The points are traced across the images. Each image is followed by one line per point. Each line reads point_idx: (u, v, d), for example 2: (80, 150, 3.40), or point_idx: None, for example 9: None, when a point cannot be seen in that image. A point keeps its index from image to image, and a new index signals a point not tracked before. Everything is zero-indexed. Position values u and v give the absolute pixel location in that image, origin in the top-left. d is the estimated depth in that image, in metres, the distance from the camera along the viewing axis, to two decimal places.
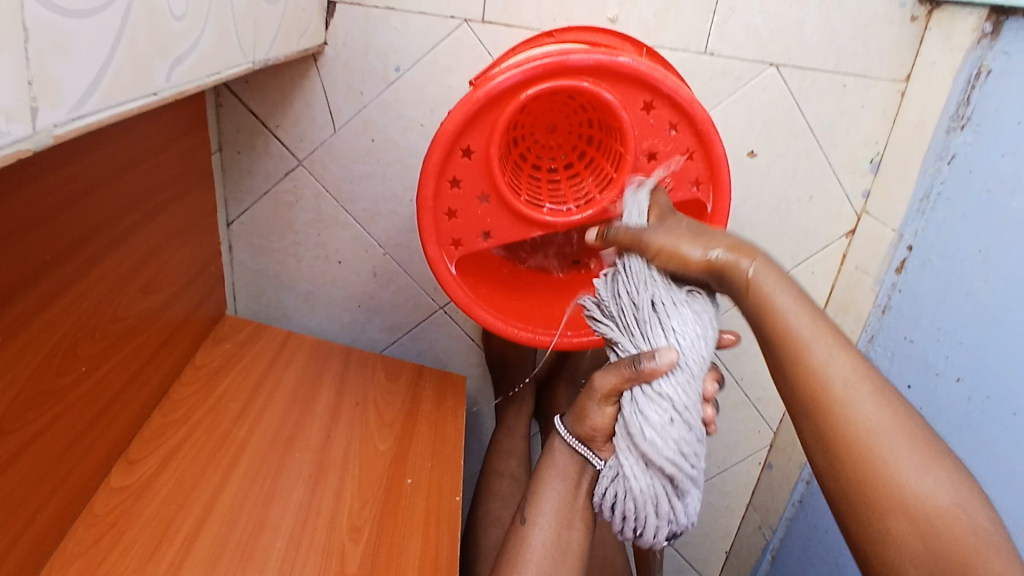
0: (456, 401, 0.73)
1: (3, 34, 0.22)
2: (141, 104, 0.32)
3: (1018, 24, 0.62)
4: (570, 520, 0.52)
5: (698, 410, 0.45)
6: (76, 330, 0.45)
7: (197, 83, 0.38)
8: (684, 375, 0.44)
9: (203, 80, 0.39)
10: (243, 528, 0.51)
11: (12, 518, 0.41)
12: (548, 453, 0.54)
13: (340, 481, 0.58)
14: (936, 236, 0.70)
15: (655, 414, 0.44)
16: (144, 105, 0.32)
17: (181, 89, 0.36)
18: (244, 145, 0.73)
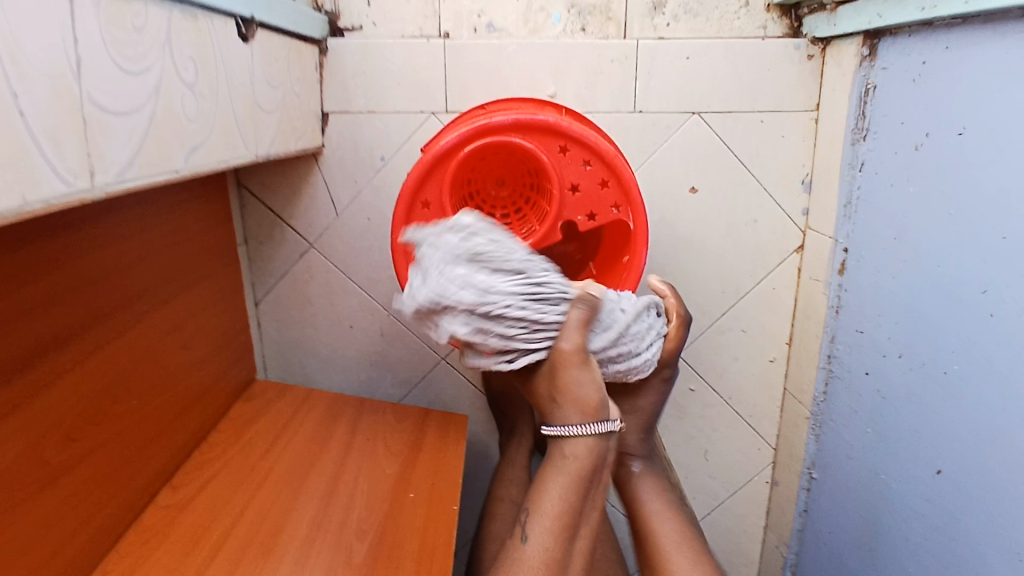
0: (457, 434, 0.82)
1: (71, 124, 0.36)
2: (165, 178, 0.46)
3: (889, 43, 0.73)
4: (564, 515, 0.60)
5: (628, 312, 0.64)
6: (127, 368, 0.57)
7: (209, 166, 0.53)
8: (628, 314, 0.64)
9: (214, 164, 0.54)
10: (265, 534, 0.60)
11: (82, 510, 0.51)
12: (557, 451, 0.62)
13: (351, 496, 0.67)
14: (861, 234, 0.78)
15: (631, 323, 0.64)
16: (167, 179, 0.47)
17: (197, 169, 0.51)
18: (265, 236, 0.89)
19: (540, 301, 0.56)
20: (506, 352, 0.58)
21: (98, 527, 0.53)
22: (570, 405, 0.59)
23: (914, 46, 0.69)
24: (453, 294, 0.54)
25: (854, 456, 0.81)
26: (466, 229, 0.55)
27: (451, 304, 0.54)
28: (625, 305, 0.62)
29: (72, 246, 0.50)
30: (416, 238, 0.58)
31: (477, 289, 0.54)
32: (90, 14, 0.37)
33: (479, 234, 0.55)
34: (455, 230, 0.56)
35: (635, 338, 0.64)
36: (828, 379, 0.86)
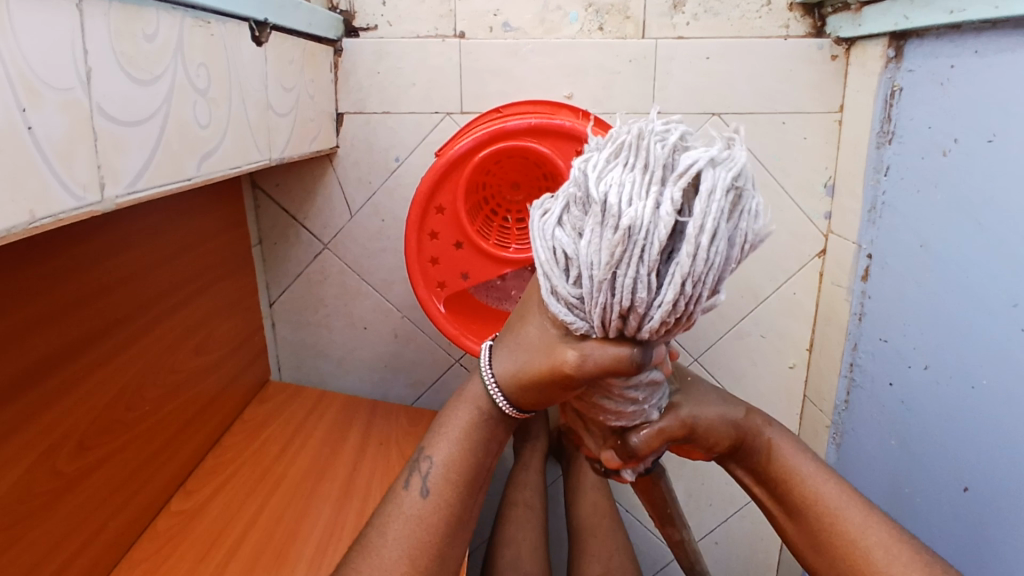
0: None
1: (81, 136, 0.35)
2: (177, 187, 0.46)
3: (915, 45, 0.71)
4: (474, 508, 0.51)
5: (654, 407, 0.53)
6: (141, 375, 0.57)
7: (221, 173, 0.52)
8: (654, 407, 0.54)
9: (227, 171, 0.53)
10: (278, 540, 0.60)
11: (96, 517, 0.51)
12: (456, 398, 0.55)
13: (365, 500, 0.67)
14: (886, 240, 0.76)
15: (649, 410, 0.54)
16: (179, 187, 0.46)
17: (209, 176, 0.50)
18: (279, 237, 0.88)
19: (662, 275, 0.39)
20: (575, 284, 0.43)
21: (112, 533, 0.53)
22: (521, 385, 0.51)
23: (941, 49, 0.67)
24: (598, 184, 0.40)
25: (875, 466, 0.79)
26: (679, 142, 0.40)
27: (584, 188, 0.41)
28: (648, 400, 0.51)
29: (86, 253, 0.50)
30: (648, 118, 0.42)
31: (617, 202, 0.38)
32: (101, 25, 0.37)
33: (715, 187, 0.37)
34: (722, 164, 0.38)
35: (628, 417, 0.52)
36: (850, 387, 0.84)
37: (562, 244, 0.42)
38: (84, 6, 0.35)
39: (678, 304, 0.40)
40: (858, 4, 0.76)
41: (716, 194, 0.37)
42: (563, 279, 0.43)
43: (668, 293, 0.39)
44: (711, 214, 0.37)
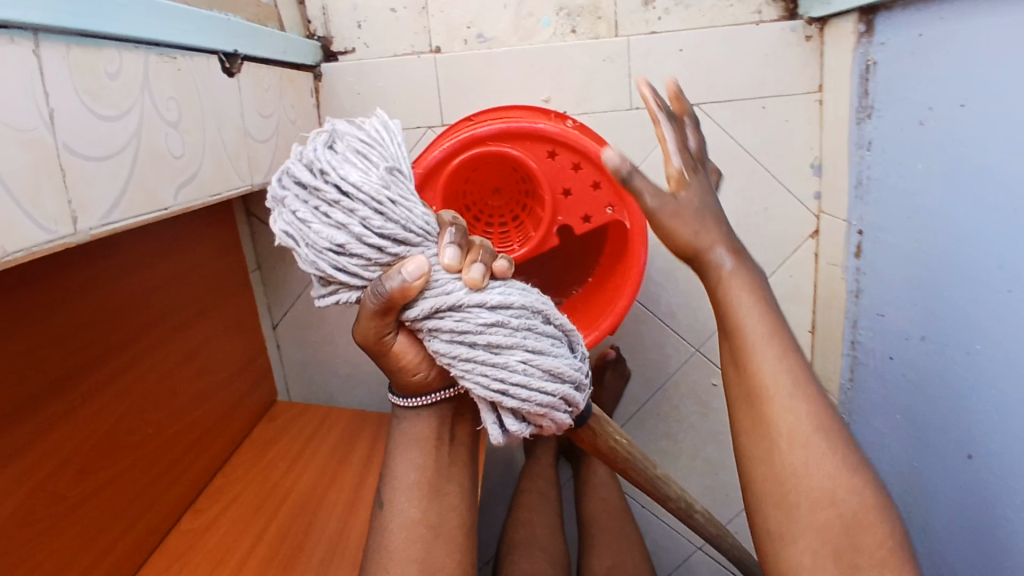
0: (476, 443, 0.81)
1: (50, 171, 0.38)
2: (154, 216, 0.48)
3: (886, 18, 0.71)
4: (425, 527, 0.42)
5: (553, 340, 0.43)
6: (143, 398, 0.59)
7: (200, 200, 0.54)
8: (552, 340, 0.43)
9: (205, 199, 0.55)
10: (283, 554, 0.61)
11: (103, 535, 0.53)
12: (393, 428, 0.55)
13: (370, 510, 0.67)
14: (874, 214, 0.76)
15: (555, 348, 0.43)
16: (156, 217, 0.48)
17: (187, 205, 0.52)
18: (277, 260, 0.91)
19: (399, 205, 0.41)
20: (383, 251, 0.41)
21: (118, 554, 0.55)
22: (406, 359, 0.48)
23: (910, 19, 0.67)
24: (324, 168, 0.40)
25: (885, 444, 0.78)
26: (326, 141, 0.42)
27: (310, 179, 0.40)
28: (524, 319, 0.42)
29: (79, 284, 0.52)
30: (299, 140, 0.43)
31: (343, 172, 0.40)
32: (62, 68, 0.39)
33: (336, 151, 0.41)
34: (360, 135, 0.43)
35: (499, 368, 0.42)
36: (854, 366, 0.83)
37: (328, 239, 0.40)
38: (44, 50, 0.38)
39: (411, 237, 0.42)
40: None
41: (316, 156, 0.41)
42: (359, 251, 0.40)
43: (401, 225, 0.41)
44: (348, 168, 0.40)
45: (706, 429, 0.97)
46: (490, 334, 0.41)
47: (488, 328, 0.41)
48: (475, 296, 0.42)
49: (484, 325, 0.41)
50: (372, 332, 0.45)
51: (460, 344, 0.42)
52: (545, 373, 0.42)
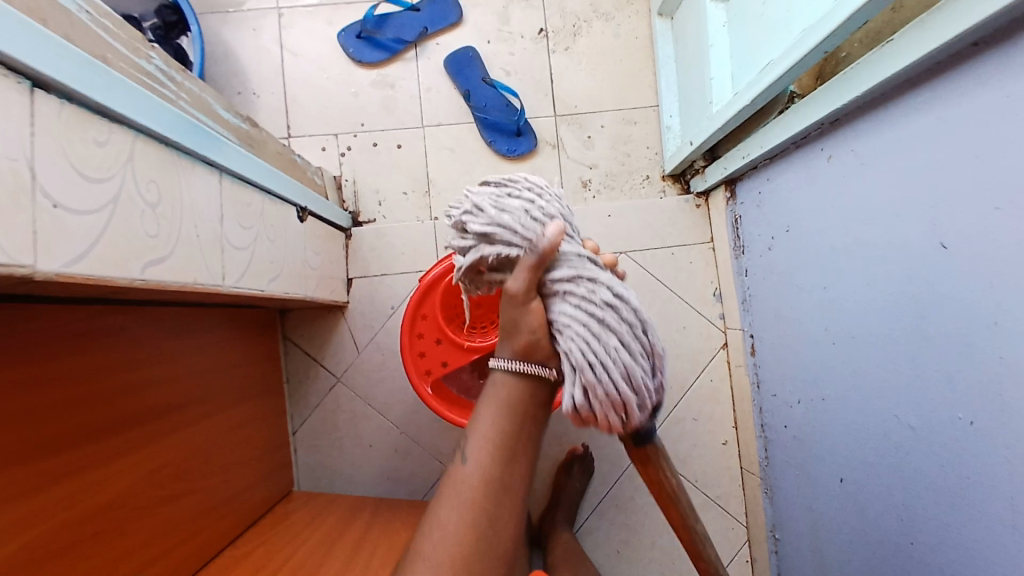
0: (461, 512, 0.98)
1: (219, 244, 0.65)
2: (256, 291, 0.74)
3: (742, 184, 1.02)
4: (512, 458, 0.57)
5: (642, 345, 0.54)
6: (206, 443, 0.79)
7: (279, 292, 0.81)
8: (643, 345, 0.54)
9: (281, 292, 0.82)
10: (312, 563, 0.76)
11: (181, 528, 0.70)
12: None
13: (377, 545, 0.83)
14: (757, 321, 1.03)
15: (641, 349, 0.54)
16: (258, 292, 0.74)
17: (272, 292, 0.79)
18: (302, 376, 1.13)
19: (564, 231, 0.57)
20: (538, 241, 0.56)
21: (187, 550, 0.71)
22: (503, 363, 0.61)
23: (754, 182, 0.98)
24: (525, 187, 0.58)
25: (796, 501, 0.96)
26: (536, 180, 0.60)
27: (508, 186, 0.59)
28: (632, 322, 0.54)
29: (183, 346, 0.76)
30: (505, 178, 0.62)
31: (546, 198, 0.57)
32: (229, 193, 0.69)
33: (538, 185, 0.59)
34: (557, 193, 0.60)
35: (597, 341, 0.52)
36: (767, 444, 1.04)
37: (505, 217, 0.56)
38: (224, 181, 0.67)
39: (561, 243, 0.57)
40: (700, 169, 1.11)
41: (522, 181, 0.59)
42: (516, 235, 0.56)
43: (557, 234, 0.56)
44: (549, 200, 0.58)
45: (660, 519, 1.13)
46: (602, 309, 0.53)
47: (607, 307, 0.53)
48: (609, 286, 0.54)
49: (605, 303, 0.53)
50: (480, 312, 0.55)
51: (579, 310, 0.53)
52: (627, 362, 0.52)
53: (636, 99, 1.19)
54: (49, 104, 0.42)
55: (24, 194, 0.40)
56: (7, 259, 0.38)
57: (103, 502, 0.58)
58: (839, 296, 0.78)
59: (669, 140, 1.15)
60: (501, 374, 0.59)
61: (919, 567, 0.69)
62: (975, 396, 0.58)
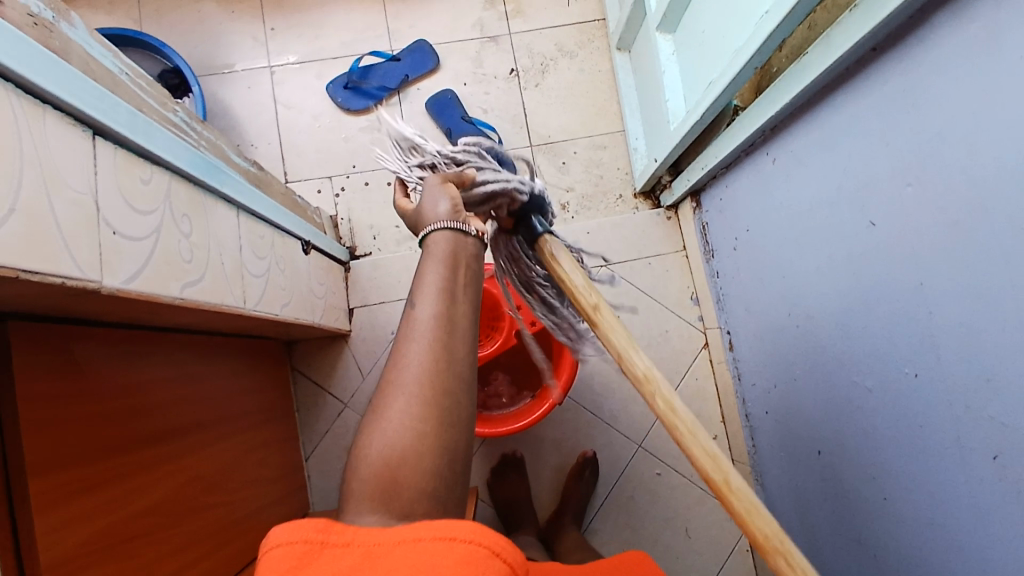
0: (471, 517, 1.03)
1: (240, 269, 0.73)
2: (271, 315, 0.82)
3: (705, 195, 1.12)
4: (453, 296, 0.55)
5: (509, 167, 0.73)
6: (229, 461, 0.85)
7: (290, 316, 0.89)
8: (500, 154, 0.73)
9: (292, 317, 0.89)
10: None
11: (211, 537, 0.76)
12: None
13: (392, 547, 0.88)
14: (731, 317, 1.12)
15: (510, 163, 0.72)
16: (272, 316, 0.82)
17: (284, 316, 0.86)
18: (312, 404, 1.20)
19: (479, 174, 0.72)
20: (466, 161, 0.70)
21: (217, 558, 0.76)
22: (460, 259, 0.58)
23: (714, 191, 1.08)
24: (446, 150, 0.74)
25: (784, 480, 1.02)
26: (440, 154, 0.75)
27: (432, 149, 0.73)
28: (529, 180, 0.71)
29: (204, 370, 0.83)
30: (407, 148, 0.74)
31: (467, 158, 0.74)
32: (246, 227, 0.77)
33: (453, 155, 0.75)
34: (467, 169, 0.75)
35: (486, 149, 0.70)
36: (752, 433, 1.11)
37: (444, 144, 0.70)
38: (240, 216, 0.76)
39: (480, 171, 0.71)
40: (667, 184, 1.21)
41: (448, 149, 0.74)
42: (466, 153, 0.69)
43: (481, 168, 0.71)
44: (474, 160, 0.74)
45: (660, 515, 1.18)
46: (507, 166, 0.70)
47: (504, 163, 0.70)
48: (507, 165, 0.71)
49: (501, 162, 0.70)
50: (429, 222, 0.60)
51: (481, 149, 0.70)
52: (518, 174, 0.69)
53: (605, 126, 1.30)
54: (105, 146, 0.51)
55: (93, 222, 0.48)
56: (82, 276, 0.46)
57: (147, 507, 0.64)
58: (798, 281, 0.87)
59: (637, 160, 1.25)
60: (439, 236, 0.58)
61: (892, 518, 0.75)
62: (915, 351, 0.66)
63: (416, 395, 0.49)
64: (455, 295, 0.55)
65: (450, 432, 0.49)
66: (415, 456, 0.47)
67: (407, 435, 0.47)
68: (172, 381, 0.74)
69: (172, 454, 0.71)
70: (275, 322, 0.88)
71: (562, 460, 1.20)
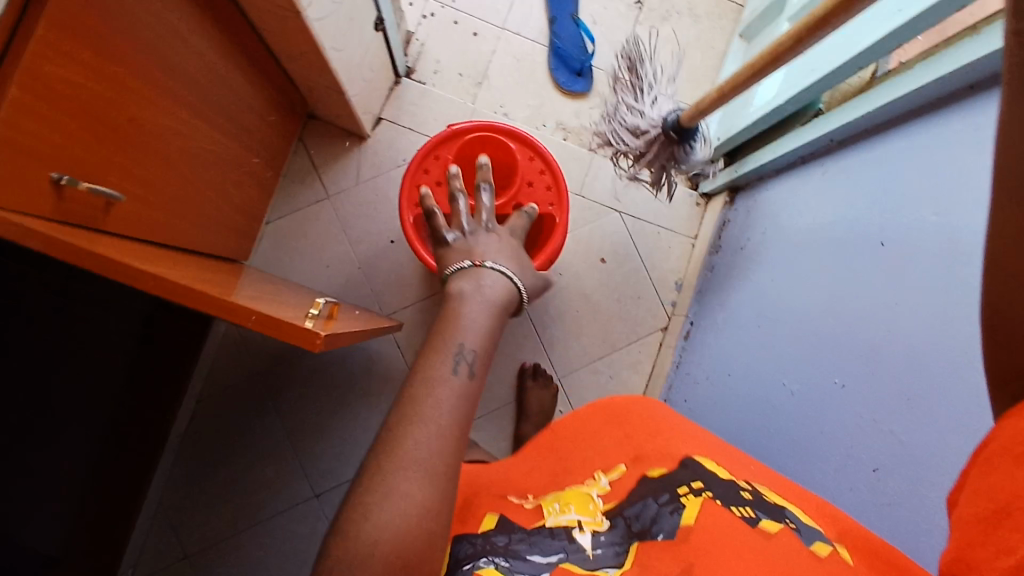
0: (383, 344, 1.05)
1: None
2: (321, 42, 0.82)
3: (742, 195, 1.14)
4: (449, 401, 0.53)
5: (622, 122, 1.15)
6: (211, 153, 0.86)
7: (334, 61, 0.89)
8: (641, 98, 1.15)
9: (334, 64, 0.90)
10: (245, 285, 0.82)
11: (161, 197, 0.77)
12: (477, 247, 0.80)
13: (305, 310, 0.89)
14: (702, 309, 1.14)
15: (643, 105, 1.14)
16: (320, 44, 0.83)
17: (329, 56, 0.87)
18: (299, 179, 1.20)
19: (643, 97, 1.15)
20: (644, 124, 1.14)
21: (155, 216, 0.77)
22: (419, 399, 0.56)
23: (753, 191, 1.10)
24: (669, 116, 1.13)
25: None
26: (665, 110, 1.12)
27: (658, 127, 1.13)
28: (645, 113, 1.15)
29: (234, 59, 0.83)
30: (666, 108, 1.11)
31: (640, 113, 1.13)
32: None
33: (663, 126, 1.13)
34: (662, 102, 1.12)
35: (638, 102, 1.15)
36: (660, 418, 1.14)
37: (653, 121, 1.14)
38: None
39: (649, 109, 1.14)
40: (715, 172, 1.22)
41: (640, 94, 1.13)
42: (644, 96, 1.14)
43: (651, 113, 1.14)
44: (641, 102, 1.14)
45: None
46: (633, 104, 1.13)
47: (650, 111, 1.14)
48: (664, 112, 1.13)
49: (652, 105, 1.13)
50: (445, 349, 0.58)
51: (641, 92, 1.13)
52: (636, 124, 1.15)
53: (689, 96, 1.31)
54: None
55: None
56: None
57: (127, 112, 0.65)
58: (783, 287, 0.89)
59: None
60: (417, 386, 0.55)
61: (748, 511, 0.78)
62: (849, 367, 0.69)
63: (421, 468, 0.49)
64: (467, 404, 0.55)
65: (440, 491, 0.49)
66: (404, 543, 0.46)
67: (411, 512, 0.47)
68: (203, 34, 0.74)
69: (168, 90, 0.71)
70: (317, 56, 0.87)
71: None
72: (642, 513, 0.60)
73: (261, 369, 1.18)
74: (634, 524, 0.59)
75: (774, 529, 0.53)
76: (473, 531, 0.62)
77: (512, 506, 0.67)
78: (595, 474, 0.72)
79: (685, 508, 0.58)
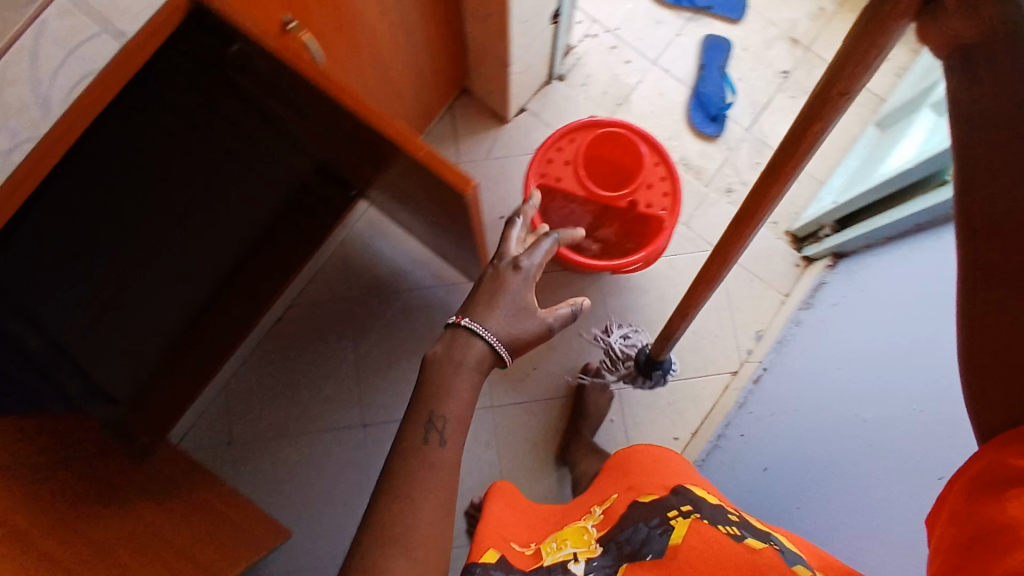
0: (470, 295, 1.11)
1: None
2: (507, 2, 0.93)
3: (844, 259, 1.17)
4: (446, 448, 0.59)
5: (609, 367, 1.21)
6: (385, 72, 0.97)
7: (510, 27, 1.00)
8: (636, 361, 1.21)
9: (509, 30, 1.01)
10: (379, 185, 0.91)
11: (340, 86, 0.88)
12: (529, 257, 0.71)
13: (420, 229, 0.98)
14: (777, 356, 1.16)
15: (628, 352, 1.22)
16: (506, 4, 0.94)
17: (508, 19, 0.98)
18: (437, 140, 1.31)
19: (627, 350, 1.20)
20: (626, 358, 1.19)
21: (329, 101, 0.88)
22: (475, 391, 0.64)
23: (857, 255, 1.13)
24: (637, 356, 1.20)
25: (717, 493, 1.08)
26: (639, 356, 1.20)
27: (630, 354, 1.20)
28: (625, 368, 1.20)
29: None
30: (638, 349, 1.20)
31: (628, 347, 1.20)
32: None
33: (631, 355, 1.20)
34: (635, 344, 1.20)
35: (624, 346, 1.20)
36: (710, 450, 1.16)
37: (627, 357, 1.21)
38: None
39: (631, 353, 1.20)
40: (822, 237, 1.24)
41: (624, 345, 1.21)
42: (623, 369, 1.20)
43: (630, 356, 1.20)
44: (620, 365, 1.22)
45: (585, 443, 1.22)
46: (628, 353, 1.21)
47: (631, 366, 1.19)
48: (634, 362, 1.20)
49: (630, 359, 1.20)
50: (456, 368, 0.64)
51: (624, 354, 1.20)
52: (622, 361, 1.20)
53: (812, 167, 1.35)
54: None
55: None
56: None
57: None
58: (869, 331, 0.91)
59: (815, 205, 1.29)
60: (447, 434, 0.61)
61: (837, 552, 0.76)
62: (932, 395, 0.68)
63: (427, 503, 0.56)
64: (469, 422, 0.63)
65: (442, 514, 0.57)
66: (428, 554, 0.55)
67: (425, 543, 0.55)
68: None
69: None
70: (500, 18, 1.00)
71: (555, 343, 1.25)
72: (632, 536, 0.67)
73: (347, 297, 1.26)
74: (625, 546, 0.67)
75: (758, 546, 0.61)
76: (480, 559, 0.68)
77: (511, 548, 0.72)
78: (591, 510, 0.78)
79: (673, 529, 0.65)
